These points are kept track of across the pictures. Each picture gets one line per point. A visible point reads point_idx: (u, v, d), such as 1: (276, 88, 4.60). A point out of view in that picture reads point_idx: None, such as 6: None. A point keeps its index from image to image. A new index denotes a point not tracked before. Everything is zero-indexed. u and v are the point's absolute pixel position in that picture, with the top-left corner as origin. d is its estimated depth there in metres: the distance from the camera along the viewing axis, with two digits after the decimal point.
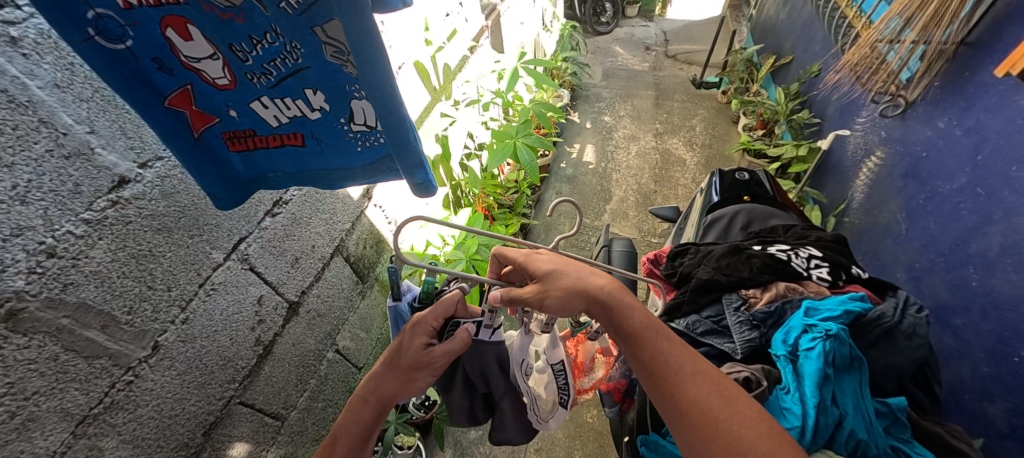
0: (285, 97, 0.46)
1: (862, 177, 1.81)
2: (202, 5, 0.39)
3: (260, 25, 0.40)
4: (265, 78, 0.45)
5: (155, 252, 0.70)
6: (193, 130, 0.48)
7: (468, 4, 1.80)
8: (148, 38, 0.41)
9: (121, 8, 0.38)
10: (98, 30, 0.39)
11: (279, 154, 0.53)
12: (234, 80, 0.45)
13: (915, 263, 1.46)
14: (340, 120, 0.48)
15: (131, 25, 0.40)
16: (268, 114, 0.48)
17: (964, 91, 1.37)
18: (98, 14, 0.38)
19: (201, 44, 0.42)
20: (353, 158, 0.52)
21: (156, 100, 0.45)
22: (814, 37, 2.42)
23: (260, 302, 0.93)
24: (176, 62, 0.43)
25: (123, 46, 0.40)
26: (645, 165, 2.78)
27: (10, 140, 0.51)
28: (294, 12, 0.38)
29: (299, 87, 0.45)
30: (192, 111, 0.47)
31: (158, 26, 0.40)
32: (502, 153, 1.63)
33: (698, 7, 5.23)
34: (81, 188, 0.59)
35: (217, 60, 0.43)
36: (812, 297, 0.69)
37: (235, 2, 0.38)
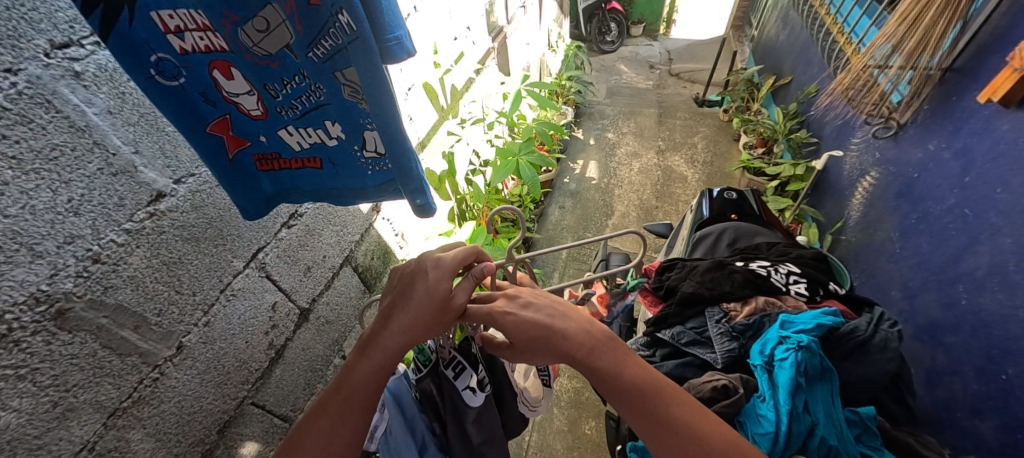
0: (307, 127, 0.53)
1: (857, 196, 1.85)
2: (244, 53, 0.45)
3: (291, 69, 0.47)
4: (291, 111, 0.51)
5: (184, 259, 0.77)
6: (228, 152, 0.54)
7: (475, 28, 1.90)
8: (197, 77, 0.47)
9: (178, 53, 0.44)
10: (158, 70, 0.45)
11: (301, 174, 0.59)
12: (266, 111, 0.51)
13: (908, 281, 1.49)
14: (354, 147, 0.54)
15: (184, 67, 0.46)
16: (293, 140, 0.54)
17: (951, 115, 1.42)
18: (160, 57, 0.44)
19: (241, 82, 0.48)
20: (364, 179, 0.58)
21: (200, 127, 0.51)
22: (811, 59, 2.49)
23: (274, 308, 0.99)
24: (219, 97, 0.50)
25: (177, 83, 0.47)
26: (647, 181, 2.84)
27: (69, 159, 0.59)
28: (319, 59, 0.45)
29: (320, 119, 0.52)
30: (229, 136, 0.53)
31: (206, 67, 0.47)
32: (505, 170, 1.70)
33: (701, 28, 5.36)
34: (124, 201, 0.66)
35: (252, 96, 0.50)
36: (789, 311, 0.74)
37: (271, 52, 0.45)
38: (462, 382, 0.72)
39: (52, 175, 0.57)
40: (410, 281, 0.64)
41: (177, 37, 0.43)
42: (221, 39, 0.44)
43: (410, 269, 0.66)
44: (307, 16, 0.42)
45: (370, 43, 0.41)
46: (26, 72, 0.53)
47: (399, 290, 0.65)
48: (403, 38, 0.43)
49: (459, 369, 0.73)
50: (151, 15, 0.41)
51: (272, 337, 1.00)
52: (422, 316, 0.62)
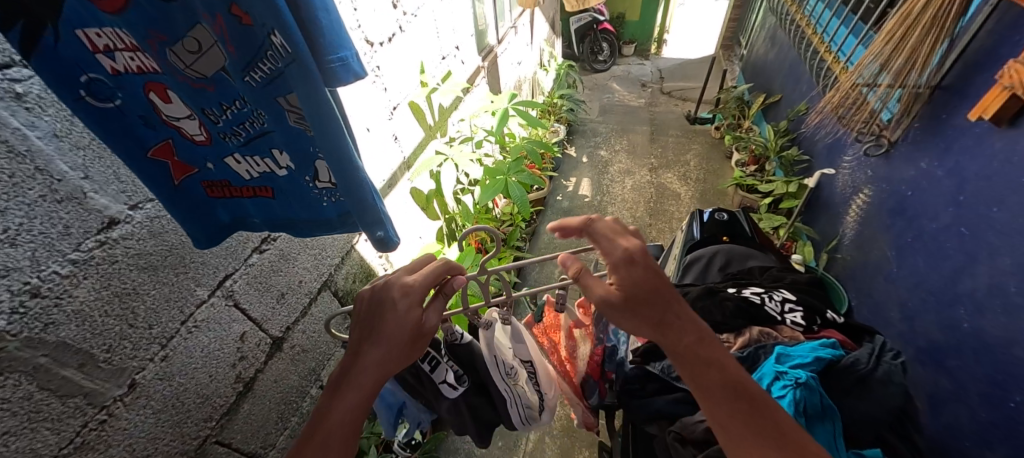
0: (254, 155, 0.50)
1: (852, 214, 1.83)
2: (177, 75, 0.42)
3: (230, 94, 0.44)
4: (236, 137, 0.48)
5: (139, 290, 0.72)
6: (173, 179, 0.50)
7: (464, 46, 1.90)
8: (133, 100, 0.43)
9: (108, 73, 0.41)
10: (89, 91, 0.41)
11: (251, 203, 0.55)
12: (210, 137, 0.48)
13: (906, 302, 1.45)
14: (306, 177, 0.51)
15: (119, 88, 0.42)
16: (241, 168, 0.51)
17: (942, 133, 1.40)
18: (90, 78, 0.40)
19: (179, 106, 0.45)
20: (320, 209, 0.55)
21: (139, 152, 0.46)
22: (800, 77, 2.51)
23: (243, 339, 0.94)
24: (158, 120, 0.46)
25: (112, 105, 0.43)
26: (640, 199, 2.82)
27: (6, 186, 0.54)
28: (258, 84, 0.43)
29: (267, 147, 0.49)
30: (174, 162, 0.49)
31: (141, 89, 0.43)
32: (494, 189, 1.67)
33: (691, 47, 5.46)
34: (66, 231, 0.61)
35: (194, 120, 0.46)
36: (786, 342, 0.69)
37: (207, 74, 0.42)
38: (439, 377, 0.77)
39: None
40: (375, 312, 0.60)
41: (107, 57, 0.40)
42: (153, 61, 0.41)
43: (373, 296, 0.61)
44: (241, 40, 0.40)
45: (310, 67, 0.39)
46: None
47: (365, 322, 0.60)
48: (350, 60, 0.41)
49: (432, 364, 0.76)
50: (75, 33, 0.37)
51: (240, 369, 0.94)
52: (394, 349, 0.58)
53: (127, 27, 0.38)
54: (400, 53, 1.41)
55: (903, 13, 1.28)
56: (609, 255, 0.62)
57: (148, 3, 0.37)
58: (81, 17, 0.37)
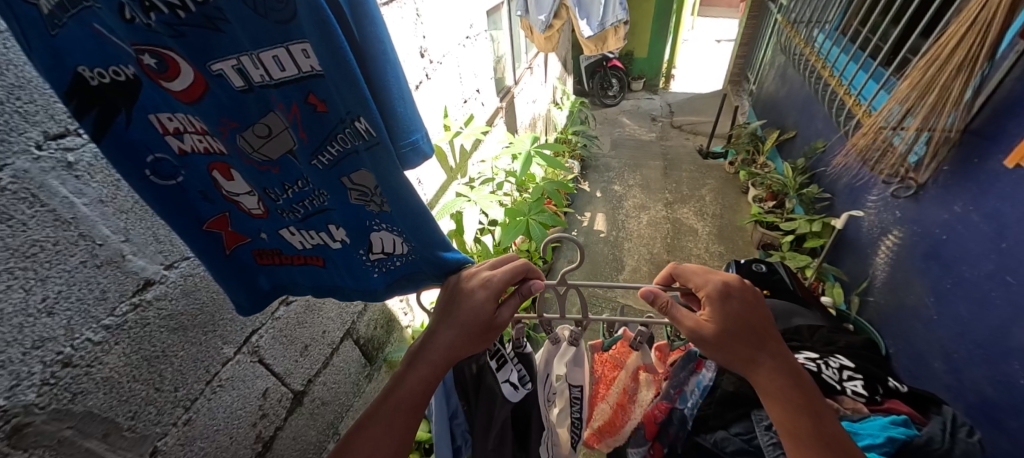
0: (310, 229, 0.49)
1: (881, 256, 1.78)
2: (243, 157, 0.43)
3: (294, 174, 0.45)
4: (294, 213, 0.48)
5: (167, 352, 0.70)
6: (224, 248, 0.50)
7: (484, 89, 1.94)
8: (197, 177, 0.45)
9: (175, 153, 0.42)
10: (154, 170, 0.42)
11: (300, 271, 0.54)
12: (267, 211, 0.48)
13: (951, 352, 1.38)
14: (360, 250, 0.51)
15: (183, 167, 0.43)
16: (294, 239, 0.50)
17: (975, 177, 1.37)
18: (157, 157, 0.42)
19: (241, 183, 0.46)
20: (370, 280, 0.53)
21: (195, 225, 0.47)
22: (814, 115, 2.52)
23: (265, 396, 0.90)
24: (218, 195, 0.46)
25: (173, 182, 0.43)
26: (656, 234, 2.78)
27: (49, 254, 0.54)
28: (324, 166, 0.43)
29: (323, 222, 0.49)
30: (228, 232, 0.49)
31: (204, 168, 0.44)
32: (515, 231, 1.65)
33: (699, 83, 5.56)
34: (103, 296, 0.60)
35: (253, 195, 0.47)
36: (850, 416, 0.65)
37: (272, 157, 0.43)
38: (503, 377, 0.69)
39: (28, 273, 0.52)
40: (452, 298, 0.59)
41: (176, 138, 0.41)
42: (220, 143, 0.42)
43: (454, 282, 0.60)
44: (313, 125, 0.40)
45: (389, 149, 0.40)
46: (13, 167, 0.49)
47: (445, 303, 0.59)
48: (420, 143, 0.45)
49: (501, 361, 0.70)
50: (148, 117, 0.40)
51: (261, 427, 0.90)
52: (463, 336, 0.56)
53: (200, 115, 0.39)
54: (426, 99, 1.44)
55: (927, 61, 1.28)
56: (704, 287, 0.63)
57: (223, 92, 0.38)
58: (157, 103, 0.39)
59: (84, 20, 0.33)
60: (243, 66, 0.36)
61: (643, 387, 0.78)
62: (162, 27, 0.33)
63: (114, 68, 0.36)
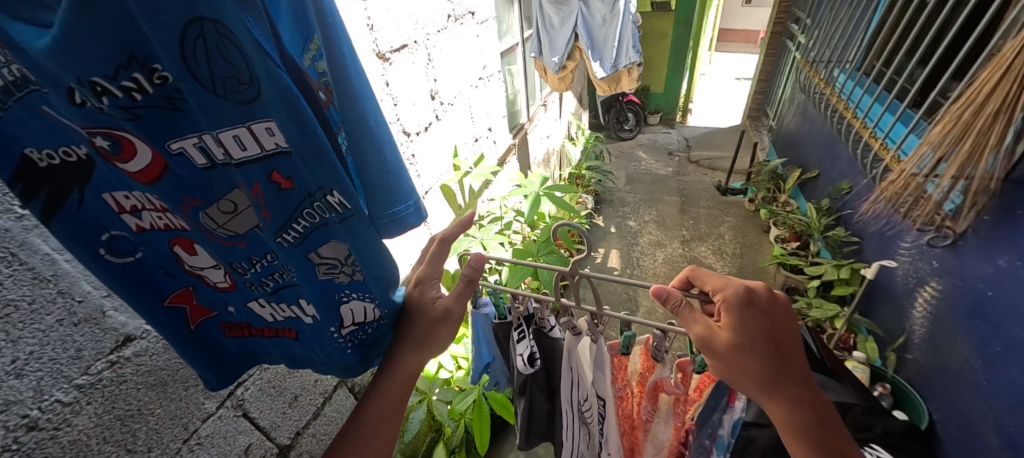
0: (279, 302, 0.48)
1: (919, 309, 1.64)
2: (207, 235, 0.42)
3: (259, 249, 0.43)
4: (262, 287, 0.46)
5: (143, 410, 0.66)
6: (189, 324, 0.47)
7: (497, 127, 1.96)
8: (156, 253, 0.43)
9: (134, 231, 0.41)
10: (110, 248, 0.40)
11: (270, 342, 0.52)
12: (234, 284, 0.46)
13: (1006, 425, 1.23)
14: (331, 326, 0.47)
15: (143, 243, 0.42)
16: (265, 312, 0.48)
17: (1021, 230, 1.26)
18: (113, 235, 0.40)
19: (205, 257, 0.44)
20: (340, 355, 0.49)
21: (156, 302, 0.44)
22: (837, 155, 2.43)
23: (247, 452, 0.86)
24: (181, 269, 0.45)
25: (133, 257, 0.42)
26: (673, 273, 2.68)
27: (23, 314, 0.52)
28: (291, 244, 0.41)
29: (293, 296, 0.47)
30: (192, 306, 0.46)
31: (166, 243, 0.43)
32: (521, 272, 1.60)
33: (717, 117, 5.53)
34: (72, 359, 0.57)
35: (218, 269, 0.45)
36: None
37: (238, 232, 0.41)
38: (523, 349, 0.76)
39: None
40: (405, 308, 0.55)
41: (133, 216, 0.40)
42: (182, 219, 0.41)
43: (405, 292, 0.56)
44: (277, 204, 0.38)
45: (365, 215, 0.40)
46: None
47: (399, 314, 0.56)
48: (412, 209, 0.44)
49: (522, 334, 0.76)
50: (103, 197, 0.38)
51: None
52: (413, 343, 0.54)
53: (161, 193, 0.38)
54: (435, 140, 1.44)
55: (959, 106, 1.21)
56: (723, 293, 0.53)
57: (184, 171, 0.37)
58: (111, 182, 0.38)
59: (32, 104, 0.33)
60: (204, 143, 0.35)
61: (660, 408, 0.69)
62: (117, 109, 0.32)
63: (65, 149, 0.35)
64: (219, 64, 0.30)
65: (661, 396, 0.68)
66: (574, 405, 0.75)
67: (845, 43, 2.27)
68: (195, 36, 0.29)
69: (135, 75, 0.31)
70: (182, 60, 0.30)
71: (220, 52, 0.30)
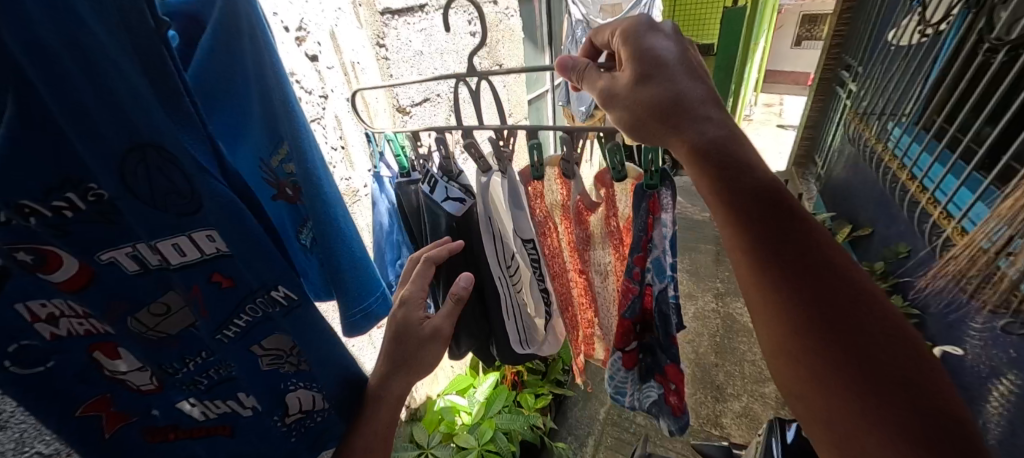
0: (214, 399, 0.55)
1: (994, 404, 1.42)
2: (144, 339, 0.48)
3: (194, 348, 0.52)
4: (198, 385, 0.54)
5: None
6: (103, 433, 0.47)
7: None
8: (73, 363, 0.44)
9: (46, 338, 0.42)
10: (16, 360, 0.40)
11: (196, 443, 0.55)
12: (161, 384, 0.51)
13: None
14: (276, 416, 0.59)
15: (55, 351, 0.43)
16: (196, 411, 0.54)
17: None
18: (22, 344, 0.40)
19: (129, 358, 0.48)
20: (274, 438, 0.60)
21: (67, 413, 0.44)
22: (892, 215, 2.22)
23: None
24: (100, 376, 0.47)
25: (42, 367, 0.42)
26: (704, 330, 2.49)
27: None
28: (230, 340, 0.52)
29: (231, 392, 0.56)
30: (110, 413, 0.47)
31: (84, 351, 0.45)
32: None
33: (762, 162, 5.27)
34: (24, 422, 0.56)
35: (144, 370, 0.50)
36: None
37: (169, 333, 0.50)
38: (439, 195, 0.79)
39: None
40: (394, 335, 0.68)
41: (50, 324, 0.42)
42: (107, 324, 0.46)
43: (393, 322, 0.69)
44: (218, 300, 0.49)
45: (307, 305, 0.56)
46: None
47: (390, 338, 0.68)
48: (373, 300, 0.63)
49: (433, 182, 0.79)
50: (18, 307, 0.40)
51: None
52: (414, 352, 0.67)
53: (82, 299, 0.43)
54: None
55: None
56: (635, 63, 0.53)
57: (111, 278, 0.45)
58: (28, 290, 0.40)
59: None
60: (137, 253, 0.45)
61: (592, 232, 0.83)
62: (44, 227, 0.39)
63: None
64: (160, 183, 0.42)
65: (589, 219, 0.82)
66: (503, 263, 0.85)
67: (900, 96, 2.10)
68: (137, 160, 0.40)
69: (67, 195, 0.39)
70: (120, 179, 0.40)
71: (164, 174, 0.41)
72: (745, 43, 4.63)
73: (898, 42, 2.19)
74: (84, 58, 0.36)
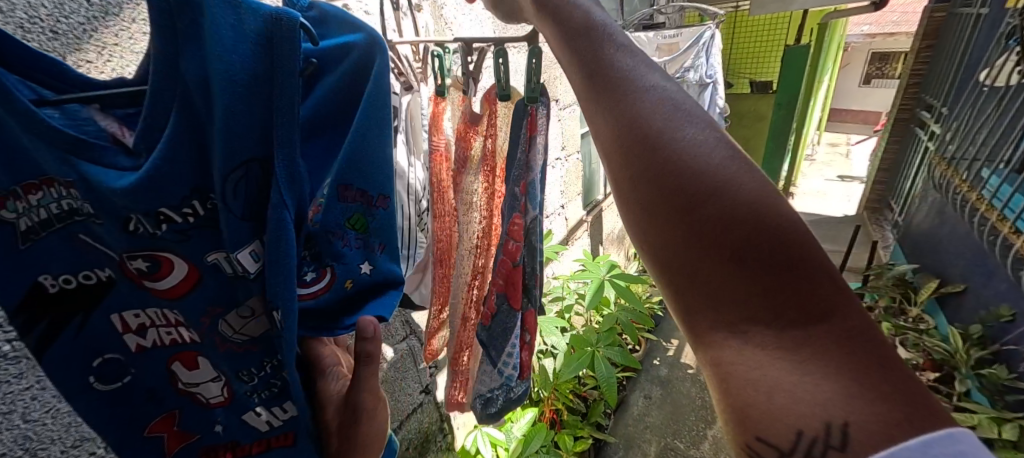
0: (277, 405, 0.53)
1: None
2: (216, 348, 0.50)
3: (264, 351, 0.51)
4: (262, 392, 0.53)
5: None
6: (165, 451, 0.53)
7: (570, 205, 2.00)
8: (152, 375, 0.50)
9: (133, 350, 0.48)
10: (97, 376, 0.47)
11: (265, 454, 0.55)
12: (227, 395, 0.53)
13: None
14: (331, 420, 0.53)
15: (134, 363, 0.49)
16: (261, 420, 0.54)
17: None
18: (104, 358, 0.47)
19: (202, 370, 0.51)
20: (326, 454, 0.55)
21: (137, 433, 0.50)
22: (992, 271, 1.96)
23: None
24: (171, 391, 0.52)
25: (119, 383, 0.48)
26: None
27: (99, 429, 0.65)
28: (305, 334, 0.50)
29: (291, 397, 0.53)
30: (171, 433, 0.52)
31: (165, 362, 0.50)
32: (576, 363, 1.54)
33: (829, 205, 4.90)
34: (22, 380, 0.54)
35: (215, 382, 0.52)
36: None
37: (249, 335, 0.50)
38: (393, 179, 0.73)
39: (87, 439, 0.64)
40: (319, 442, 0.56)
41: (137, 335, 0.48)
42: (196, 332, 0.49)
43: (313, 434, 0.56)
44: (297, 295, 0.48)
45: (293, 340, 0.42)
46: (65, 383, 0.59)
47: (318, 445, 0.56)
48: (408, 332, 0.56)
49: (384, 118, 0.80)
50: (112, 317, 0.46)
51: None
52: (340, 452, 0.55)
53: (185, 304, 0.48)
54: None
55: None
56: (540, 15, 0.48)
57: (215, 279, 0.47)
58: (126, 301, 0.47)
59: (70, 229, 0.42)
60: (231, 258, 0.45)
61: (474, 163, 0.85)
62: (171, 232, 0.43)
63: (86, 272, 0.44)
64: (270, 195, 0.42)
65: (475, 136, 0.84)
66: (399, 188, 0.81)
67: (995, 138, 1.91)
68: (239, 173, 0.40)
69: (193, 203, 0.42)
70: (223, 195, 0.40)
71: (273, 187, 0.42)
72: (810, 82, 4.44)
73: (991, 82, 2.03)
74: (250, 82, 0.39)
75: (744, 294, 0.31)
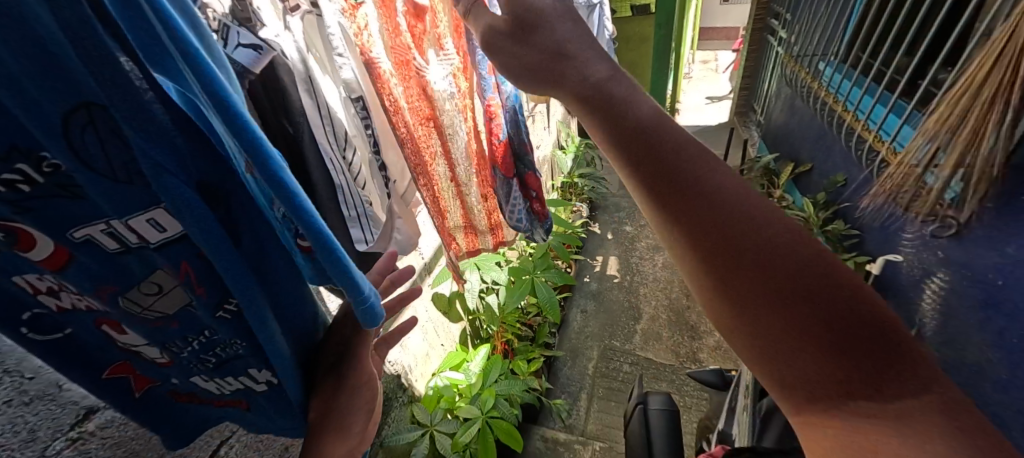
0: (225, 377, 0.49)
1: (928, 300, 1.63)
2: (142, 322, 0.41)
3: (193, 327, 0.44)
4: (204, 364, 0.47)
5: None
6: (133, 392, 0.48)
7: None
8: (88, 331, 0.42)
9: (55, 310, 0.39)
10: (32, 327, 0.38)
11: (222, 409, 0.55)
12: (172, 359, 0.46)
13: None
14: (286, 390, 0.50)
15: (67, 321, 0.40)
16: (210, 385, 0.50)
17: None
18: (35, 314, 0.38)
19: (134, 336, 0.43)
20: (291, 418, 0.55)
21: (95, 376, 0.44)
22: (830, 148, 2.41)
23: None
24: (115, 347, 0.44)
25: (61, 333, 0.40)
26: (674, 277, 2.61)
27: None
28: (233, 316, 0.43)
29: (242, 369, 0.48)
30: (136, 376, 0.47)
31: (91, 324, 0.41)
32: (518, 292, 1.62)
33: (705, 117, 5.52)
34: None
35: (152, 346, 0.44)
36: None
37: (168, 312, 0.42)
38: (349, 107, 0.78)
39: None
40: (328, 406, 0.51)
41: (51, 297, 0.37)
42: (97, 302, 0.39)
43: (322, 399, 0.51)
44: (211, 276, 0.40)
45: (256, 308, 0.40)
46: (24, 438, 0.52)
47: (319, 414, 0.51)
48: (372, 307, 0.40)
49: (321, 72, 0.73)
50: (15, 280, 0.35)
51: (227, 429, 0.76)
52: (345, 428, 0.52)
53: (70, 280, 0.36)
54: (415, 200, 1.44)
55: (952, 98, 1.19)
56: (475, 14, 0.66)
57: (92, 260, 0.36)
58: (23, 268, 0.35)
59: None
60: (112, 230, 0.35)
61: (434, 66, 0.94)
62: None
63: None
64: (116, 148, 0.31)
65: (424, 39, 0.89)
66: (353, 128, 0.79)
67: (830, 35, 2.25)
68: (82, 125, 0.29)
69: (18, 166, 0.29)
70: (67, 149, 0.29)
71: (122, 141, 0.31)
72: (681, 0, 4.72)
73: None
74: None
75: (828, 356, 0.37)
